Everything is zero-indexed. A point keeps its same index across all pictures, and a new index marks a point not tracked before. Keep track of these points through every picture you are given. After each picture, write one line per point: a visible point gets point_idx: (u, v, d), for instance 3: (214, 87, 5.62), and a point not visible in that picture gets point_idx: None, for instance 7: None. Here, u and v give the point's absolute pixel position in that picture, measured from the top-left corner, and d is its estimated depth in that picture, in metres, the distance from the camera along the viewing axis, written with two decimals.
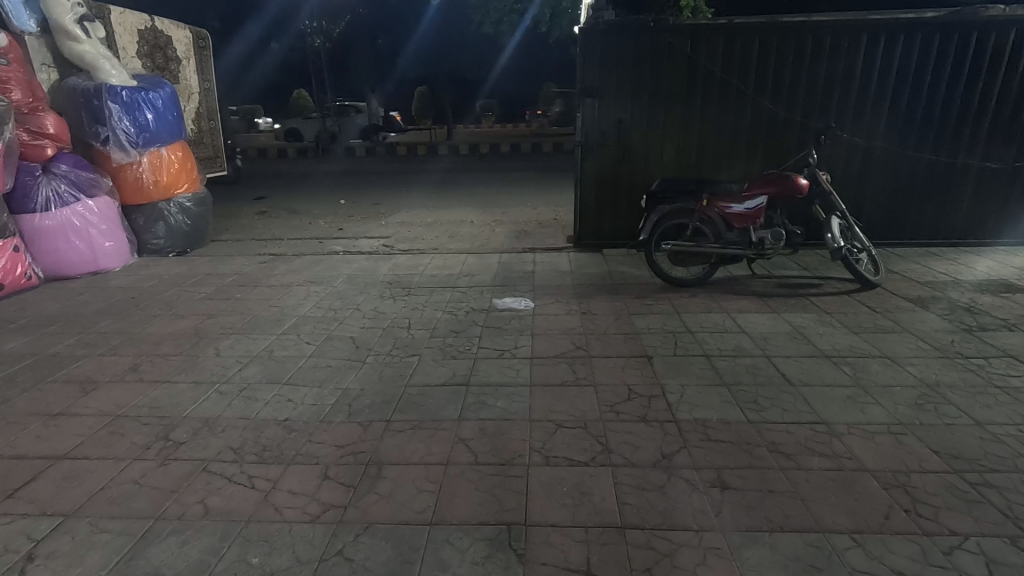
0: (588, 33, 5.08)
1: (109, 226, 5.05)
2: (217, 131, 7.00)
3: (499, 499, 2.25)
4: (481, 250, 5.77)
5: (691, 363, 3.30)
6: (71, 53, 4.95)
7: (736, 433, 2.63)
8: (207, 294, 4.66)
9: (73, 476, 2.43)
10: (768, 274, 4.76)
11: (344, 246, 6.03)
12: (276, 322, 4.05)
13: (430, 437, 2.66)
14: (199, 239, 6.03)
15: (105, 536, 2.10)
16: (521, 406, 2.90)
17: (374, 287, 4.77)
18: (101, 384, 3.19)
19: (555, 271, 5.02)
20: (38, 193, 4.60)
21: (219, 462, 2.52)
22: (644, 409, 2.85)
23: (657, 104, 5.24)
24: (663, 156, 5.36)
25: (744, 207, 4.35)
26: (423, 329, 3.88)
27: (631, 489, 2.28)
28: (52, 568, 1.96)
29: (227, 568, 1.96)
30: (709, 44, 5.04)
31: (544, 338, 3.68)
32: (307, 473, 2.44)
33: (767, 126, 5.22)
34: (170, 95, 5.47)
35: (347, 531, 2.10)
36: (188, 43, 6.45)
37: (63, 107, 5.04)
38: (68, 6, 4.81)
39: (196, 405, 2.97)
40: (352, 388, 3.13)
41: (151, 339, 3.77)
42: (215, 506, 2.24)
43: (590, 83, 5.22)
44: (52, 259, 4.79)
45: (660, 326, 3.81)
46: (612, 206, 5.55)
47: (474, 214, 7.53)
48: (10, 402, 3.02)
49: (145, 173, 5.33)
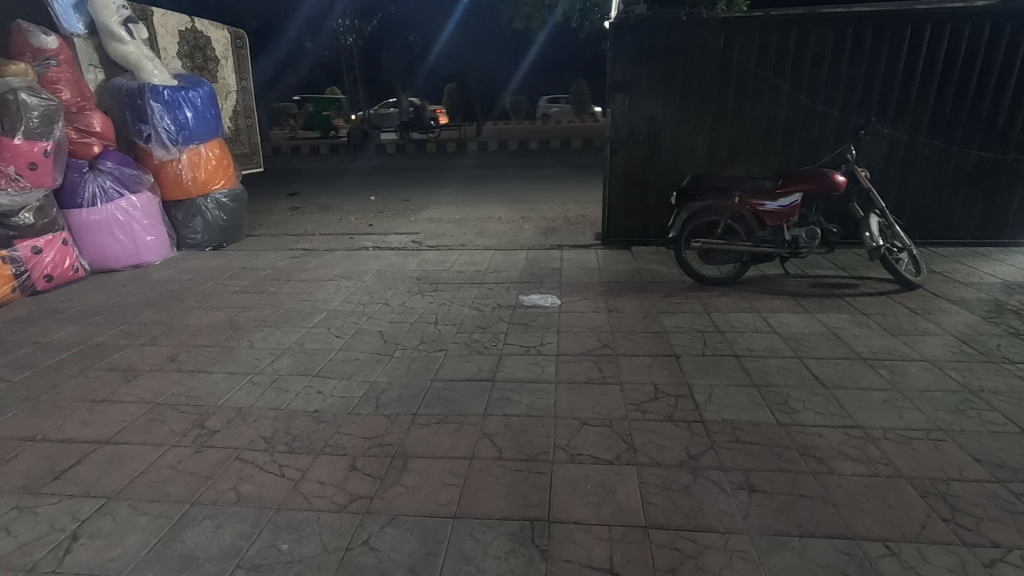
0: (618, 28, 5.02)
1: (151, 221, 5.25)
2: (254, 129, 7.18)
3: (523, 494, 2.26)
4: (508, 247, 5.77)
5: (720, 363, 3.24)
6: (116, 54, 5.15)
7: (765, 434, 2.58)
8: (241, 287, 4.80)
9: (115, 460, 2.53)
10: (802, 274, 4.64)
11: (373, 243, 6.11)
12: (307, 315, 4.15)
13: (455, 431, 2.68)
14: (235, 234, 6.20)
15: (144, 518, 2.18)
16: (546, 403, 2.90)
17: (402, 282, 4.82)
18: (143, 373, 3.33)
19: (582, 268, 4.99)
20: (85, 190, 4.81)
21: (252, 451, 2.59)
22: (671, 408, 2.81)
23: (689, 99, 5.15)
24: (694, 152, 5.27)
25: (778, 205, 4.25)
26: (450, 325, 3.91)
27: (656, 489, 2.26)
28: (95, 548, 2.05)
29: (258, 553, 2.01)
30: (744, 36, 4.92)
31: (570, 336, 3.66)
32: (335, 464, 2.49)
33: (803, 122, 5.08)
34: (208, 94, 5.62)
35: (373, 522, 2.14)
36: (227, 43, 6.63)
37: (109, 107, 5.25)
38: (113, 9, 5.01)
39: (231, 395, 3.06)
40: (380, 380, 3.18)
41: (189, 330, 3.91)
42: (247, 493, 2.31)
43: (620, 79, 5.16)
44: (98, 252, 4.99)
45: (688, 325, 3.76)
46: (642, 203, 5.49)
47: (501, 211, 7.54)
48: (58, 388, 3.17)
49: (184, 170, 5.50)
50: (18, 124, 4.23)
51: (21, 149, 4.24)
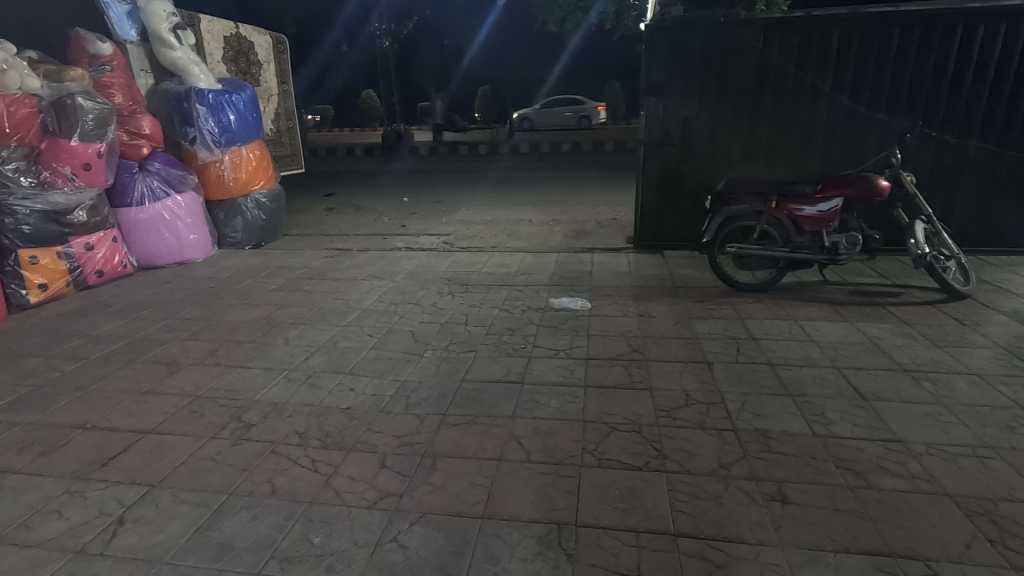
0: (654, 30, 4.98)
1: (195, 220, 5.46)
2: (293, 130, 7.38)
3: (550, 498, 2.26)
4: (538, 249, 5.79)
5: (752, 372, 3.17)
6: (165, 59, 5.36)
7: (800, 445, 2.51)
8: (278, 285, 4.94)
9: (158, 449, 2.65)
10: (842, 281, 4.51)
11: (405, 243, 6.20)
12: (341, 314, 4.24)
13: (484, 433, 2.70)
14: (273, 233, 6.36)
15: (184, 507, 2.27)
16: (575, 406, 2.89)
17: (432, 283, 4.88)
18: (185, 366, 3.46)
19: (612, 272, 4.96)
20: (134, 189, 5.03)
21: (286, 445, 2.66)
22: (702, 416, 2.77)
23: (725, 101, 5.06)
24: (729, 155, 5.18)
25: (817, 210, 4.14)
26: (480, 326, 3.94)
27: (685, 497, 2.23)
28: (139, 533, 2.14)
29: (292, 545, 2.07)
30: (784, 37, 4.81)
31: (600, 339, 3.65)
32: (366, 460, 2.54)
33: (844, 125, 4.93)
34: (251, 97, 5.80)
35: (402, 519, 2.17)
36: (268, 48, 6.83)
37: (158, 110, 5.47)
38: (163, 16, 5.24)
39: (267, 390, 3.16)
40: (409, 379, 3.23)
41: (228, 326, 4.04)
42: (281, 486, 2.38)
43: (655, 81, 5.11)
44: (145, 249, 5.20)
45: (721, 331, 3.69)
46: (675, 206, 5.42)
47: (532, 213, 7.56)
48: (106, 378, 3.33)
49: (227, 171, 5.67)
50: (75, 127, 4.43)
51: (77, 150, 4.45)
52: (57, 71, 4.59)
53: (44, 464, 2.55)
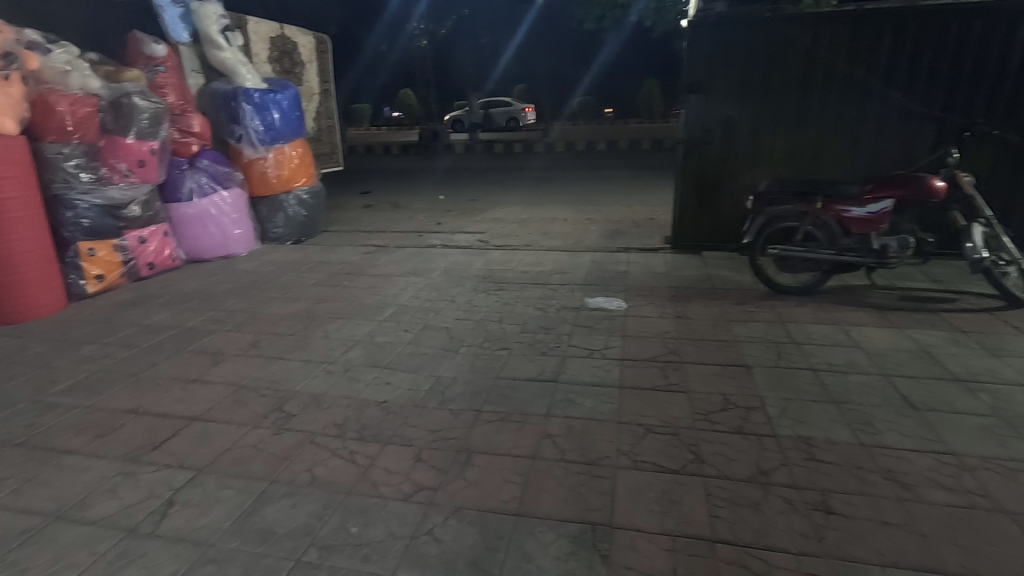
0: (696, 27, 4.89)
1: (239, 215, 5.64)
2: (333, 129, 7.54)
3: (584, 498, 2.25)
4: (573, 248, 5.76)
5: (794, 377, 3.08)
6: (214, 60, 5.55)
7: (845, 454, 2.43)
8: (318, 280, 5.06)
9: (204, 436, 2.75)
10: (891, 286, 4.33)
11: (441, 240, 6.26)
12: (378, 309, 4.31)
13: (518, 430, 2.71)
14: (313, 229, 6.51)
15: (229, 492, 2.35)
16: (609, 407, 2.87)
17: (468, 280, 4.91)
18: (229, 356, 3.58)
19: (648, 272, 4.89)
20: (184, 185, 5.24)
21: (325, 436, 2.73)
22: (741, 420, 2.71)
23: (770, 99, 4.93)
24: (773, 154, 5.04)
25: (866, 211, 3.99)
26: (514, 324, 3.95)
27: (723, 503, 2.18)
28: (186, 515, 2.23)
29: (330, 533, 2.12)
30: (833, 32, 4.65)
31: (635, 340, 3.61)
32: (401, 454, 2.58)
33: (896, 123, 4.72)
34: (294, 95, 5.95)
35: (437, 513, 2.19)
36: (311, 48, 7.01)
37: (207, 109, 5.68)
38: (214, 19, 5.45)
39: (307, 381, 3.24)
40: (444, 375, 3.27)
41: (270, 319, 4.17)
42: (320, 476, 2.44)
43: (696, 78, 5.02)
44: (193, 243, 5.40)
45: (761, 335, 3.60)
46: (714, 206, 5.31)
47: (567, 212, 7.52)
48: (157, 366, 3.48)
49: (270, 168, 5.83)
50: (131, 126, 4.64)
51: (132, 148, 4.66)
52: (116, 72, 4.86)
53: (100, 446, 2.68)
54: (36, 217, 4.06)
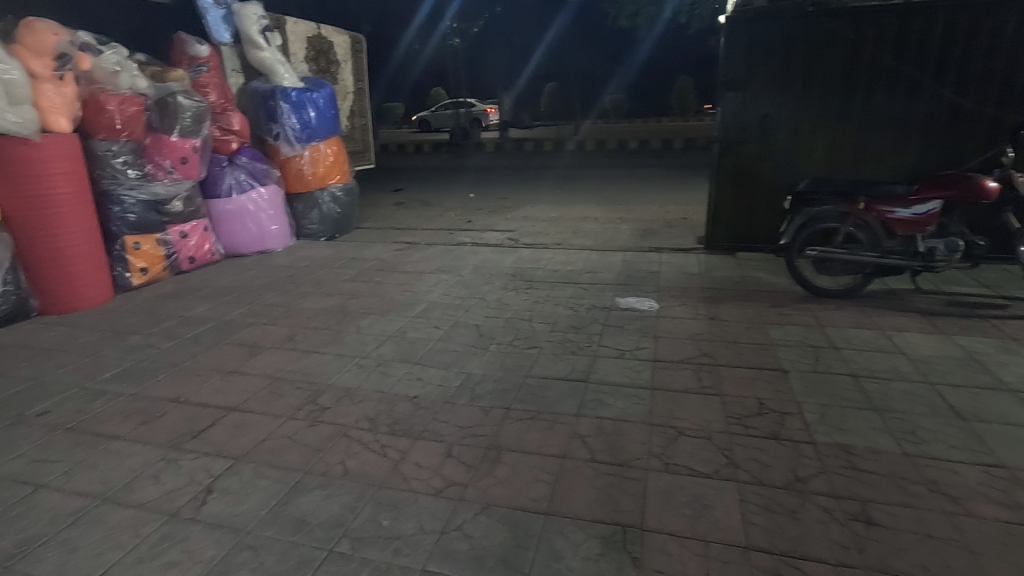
0: (734, 22, 4.80)
1: (276, 211, 5.77)
2: (367, 127, 7.65)
3: (614, 499, 2.23)
4: (604, 247, 5.72)
5: (833, 383, 2.99)
6: (254, 59, 5.69)
7: (887, 464, 2.35)
8: (351, 276, 5.14)
9: (242, 426, 2.82)
10: (937, 290, 4.17)
11: (471, 239, 6.28)
12: (409, 305, 4.36)
13: (548, 429, 2.70)
14: (346, 226, 6.62)
15: (265, 481, 2.41)
16: (641, 408, 2.84)
17: (498, 278, 4.92)
18: (265, 349, 3.67)
19: (681, 273, 4.82)
20: (223, 182, 5.39)
21: (358, 429, 2.77)
22: (777, 426, 2.64)
23: (810, 96, 4.79)
24: (812, 153, 4.90)
25: (912, 213, 3.85)
26: (544, 323, 3.94)
27: (758, 510, 2.13)
28: (225, 502, 2.29)
29: (362, 525, 2.15)
30: (879, 27, 4.50)
31: (667, 341, 3.56)
32: (432, 449, 2.60)
33: (945, 121, 4.53)
34: (330, 94, 6.06)
35: (466, 509, 2.21)
36: (346, 47, 7.12)
37: (247, 108, 5.83)
38: (254, 19, 5.58)
39: (340, 375, 3.30)
40: (474, 372, 3.28)
41: (305, 313, 4.25)
42: (353, 468, 2.48)
43: (733, 75, 4.92)
44: (231, 238, 5.56)
45: (798, 338, 3.51)
46: (750, 206, 5.19)
47: (598, 211, 7.46)
48: (197, 356, 3.59)
49: (306, 166, 5.95)
50: (175, 124, 4.80)
51: (176, 145, 4.81)
52: (162, 72, 5.02)
53: (144, 433, 2.78)
54: (86, 212, 4.23)
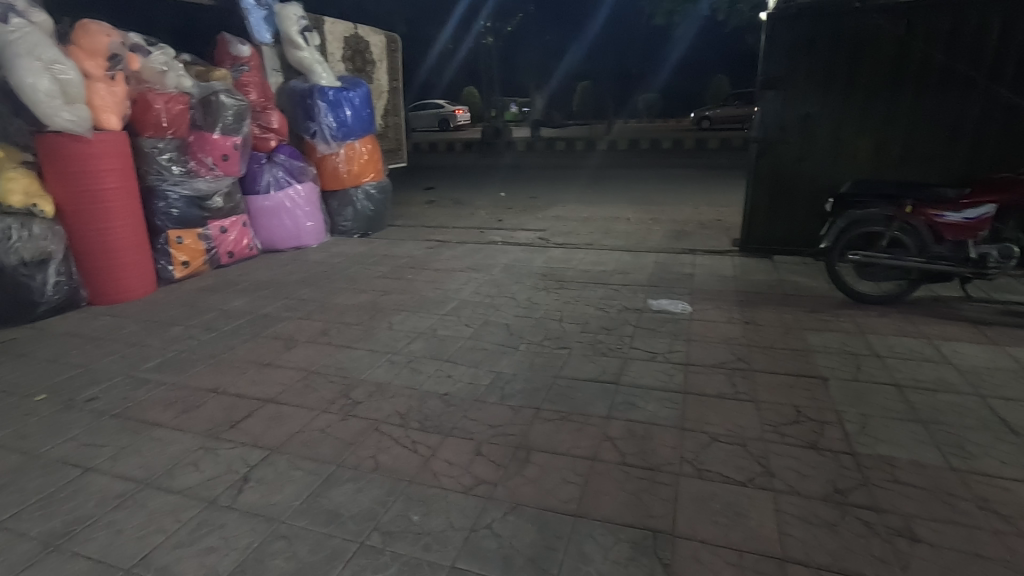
0: (776, 20, 4.69)
1: (311, 208, 5.90)
2: (400, 126, 7.74)
3: (645, 503, 2.20)
4: (636, 248, 5.65)
5: (876, 393, 2.88)
6: (294, 59, 5.82)
7: (932, 478, 2.26)
8: (383, 272, 5.21)
9: (277, 417, 2.89)
10: (987, 298, 3.98)
11: (502, 237, 6.29)
12: (440, 302, 4.40)
13: (577, 431, 2.68)
14: (379, 223, 6.70)
15: (299, 473, 2.46)
16: (672, 412, 2.79)
17: (528, 277, 4.92)
18: (300, 343, 3.75)
19: (715, 275, 4.73)
20: (262, 178, 5.52)
21: (389, 424, 2.80)
22: (815, 435, 2.57)
23: (855, 95, 4.64)
24: (855, 154, 4.74)
25: (962, 217, 3.67)
26: (575, 323, 3.92)
27: (794, 520, 2.08)
28: (261, 491, 2.35)
29: (392, 520, 2.17)
30: (930, 23, 4.32)
31: (700, 345, 3.49)
32: (461, 446, 2.61)
33: (1001, 121, 4.32)
34: (365, 93, 6.15)
35: (496, 508, 2.21)
36: (382, 47, 7.22)
37: (286, 106, 5.96)
38: (294, 20, 5.71)
39: (372, 370, 3.35)
40: (504, 371, 3.29)
41: (339, 308, 4.33)
42: (383, 463, 2.51)
43: (773, 74, 4.81)
44: (269, 234, 5.70)
45: (838, 345, 3.40)
46: (789, 208, 5.06)
47: (629, 211, 7.38)
48: (235, 348, 3.69)
49: (341, 163, 6.06)
50: (218, 122, 4.94)
51: (217, 143, 4.96)
52: (206, 71, 5.18)
53: (184, 421, 2.87)
54: (132, 207, 4.38)
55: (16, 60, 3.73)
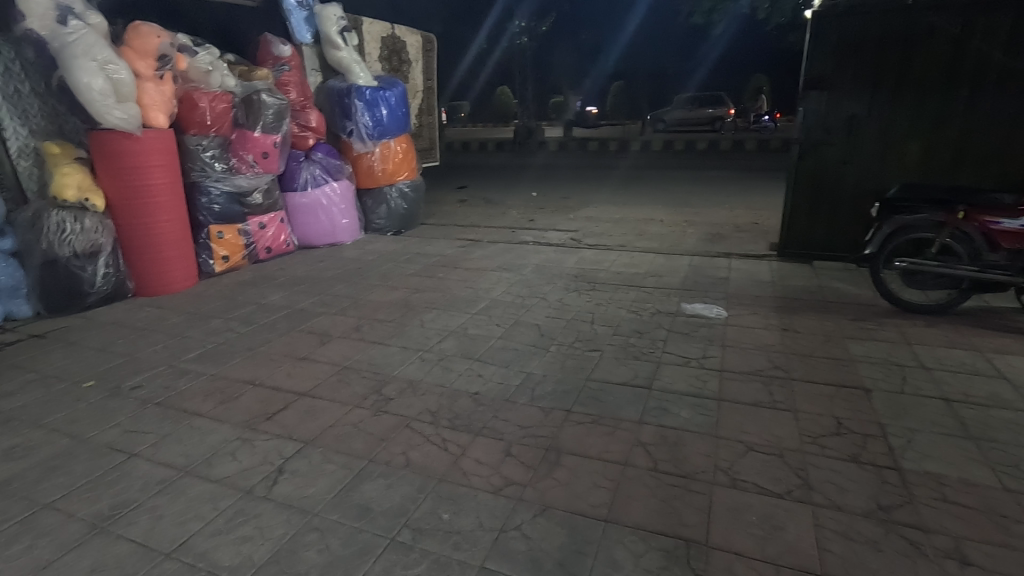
0: (822, 18, 4.55)
1: (347, 206, 5.99)
2: (433, 125, 7.80)
3: (677, 511, 2.16)
4: (669, 250, 5.56)
5: (922, 406, 2.77)
6: (333, 59, 5.93)
7: (984, 499, 2.15)
8: (415, 270, 5.26)
9: (311, 411, 2.94)
10: None
11: (533, 237, 6.28)
12: (471, 302, 4.41)
13: (609, 435, 2.65)
14: (412, 222, 6.77)
15: (331, 466, 2.50)
16: (707, 420, 2.73)
17: (559, 278, 4.89)
18: (334, 338, 3.81)
19: (752, 280, 4.61)
20: (300, 176, 5.63)
21: (420, 422, 2.82)
22: (857, 448, 2.48)
23: (904, 95, 4.46)
24: (903, 157, 4.57)
25: (1020, 224, 3.50)
26: (606, 326, 3.88)
27: (835, 536, 2.00)
28: (295, 483, 2.40)
29: (422, 517, 2.19)
30: (989, 20, 4.12)
31: (736, 351, 3.41)
32: (491, 446, 2.61)
33: None
34: (401, 92, 6.22)
35: (525, 510, 2.20)
36: (418, 47, 7.29)
37: (324, 105, 6.07)
38: (334, 20, 5.82)
39: (404, 367, 3.38)
40: (535, 372, 3.27)
41: (371, 305, 4.39)
42: (414, 460, 2.53)
43: (818, 73, 4.66)
44: (305, 231, 5.81)
45: (882, 356, 3.28)
46: (831, 212, 4.90)
47: (663, 213, 7.27)
48: (272, 342, 3.78)
49: (376, 162, 6.14)
50: (259, 120, 5.07)
51: (258, 141, 5.08)
52: (249, 71, 5.32)
53: (223, 412, 2.95)
54: (177, 203, 4.53)
55: (73, 60, 3.88)
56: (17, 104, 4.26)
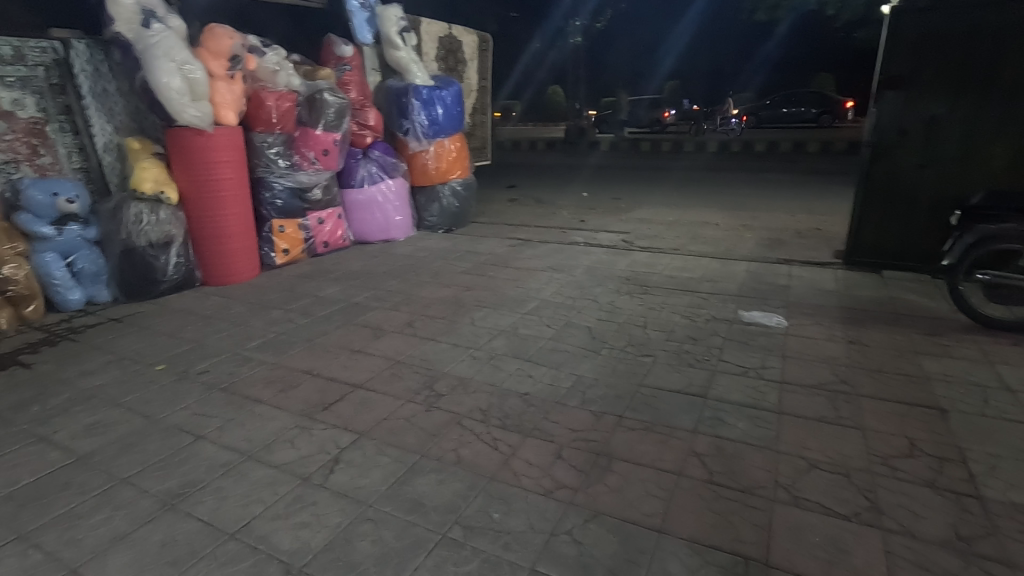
0: (901, 14, 4.30)
1: (401, 203, 6.12)
2: (486, 124, 7.85)
3: (734, 526, 2.08)
4: (726, 255, 5.39)
5: (1006, 431, 2.57)
6: (392, 59, 6.05)
7: None
8: (466, 268, 5.30)
9: (365, 403, 3.01)
10: None
11: (584, 238, 6.23)
12: (521, 301, 4.41)
13: (662, 443, 2.59)
14: (463, 220, 6.83)
15: (385, 459, 2.55)
16: (766, 433, 2.63)
17: (610, 281, 4.83)
18: (387, 333, 3.88)
19: (815, 289, 4.41)
20: (357, 173, 5.79)
21: (471, 419, 2.84)
22: (932, 473, 2.32)
23: (992, 95, 4.15)
24: (988, 162, 4.26)
25: None
26: (659, 330, 3.79)
27: (908, 566, 1.89)
28: (350, 473, 2.46)
29: (473, 515, 2.20)
30: None
31: (797, 362, 3.27)
32: (542, 448, 2.59)
33: None
34: (457, 92, 6.30)
35: (577, 515, 2.17)
36: (474, 47, 7.35)
37: (382, 104, 6.21)
38: (394, 20, 5.94)
39: (455, 364, 3.41)
40: (586, 375, 3.24)
41: (423, 301, 4.45)
42: (465, 457, 2.54)
43: (895, 72, 4.39)
44: (360, 227, 5.96)
45: (960, 374, 3.06)
46: (903, 219, 4.64)
47: (719, 216, 7.06)
48: (328, 334, 3.90)
49: (430, 160, 6.24)
50: (321, 118, 5.23)
51: (319, 138, 5.24)
52: (313, 71, 5.50)
53: (282, 400, 3.06)
54: (243, 197, 4.73)
55: (154, 61, 4.12)
56: (105, 101, 4.57)
